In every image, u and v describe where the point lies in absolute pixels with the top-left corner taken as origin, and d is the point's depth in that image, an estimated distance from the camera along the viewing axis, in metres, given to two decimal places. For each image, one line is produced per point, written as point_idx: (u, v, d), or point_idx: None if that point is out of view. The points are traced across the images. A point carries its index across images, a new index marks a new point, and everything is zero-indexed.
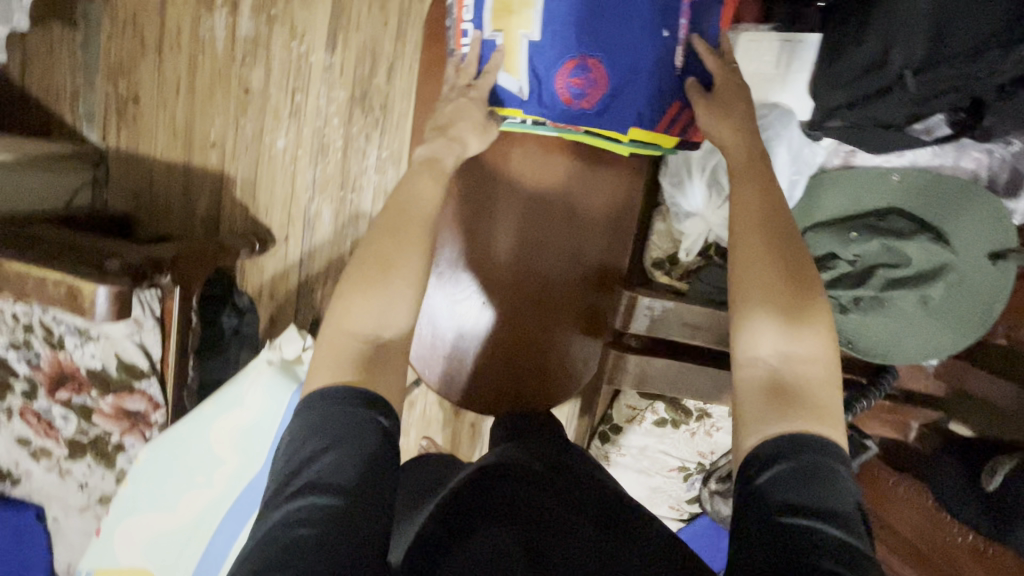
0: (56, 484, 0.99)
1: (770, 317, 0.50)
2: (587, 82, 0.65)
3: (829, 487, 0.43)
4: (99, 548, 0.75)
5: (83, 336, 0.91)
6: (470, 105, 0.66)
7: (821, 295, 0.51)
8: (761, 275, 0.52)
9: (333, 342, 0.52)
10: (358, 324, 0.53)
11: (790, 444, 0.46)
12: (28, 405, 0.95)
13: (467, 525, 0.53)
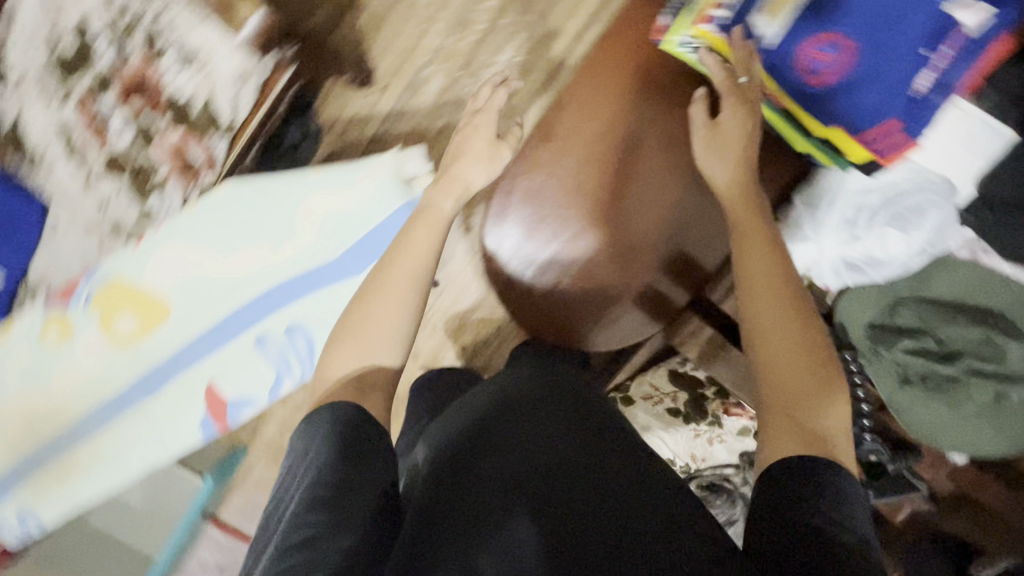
0: (75, 189, 0.92)
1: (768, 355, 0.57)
2: (832, 59, 0.64)
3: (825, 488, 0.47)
4: (128, 260, 0.90)
5: (185, 60, 0.85)
6: (474, 137, 0.81)
7: (800, 333, 0.57)
8: (766, 315, 0.58)
9: (330, 386, 0.61)
10: (357, 355, 0.62)
11: (781, 469, 0.49)
12: (89, 99, 0.89)
13: (450, 474, 0.58)
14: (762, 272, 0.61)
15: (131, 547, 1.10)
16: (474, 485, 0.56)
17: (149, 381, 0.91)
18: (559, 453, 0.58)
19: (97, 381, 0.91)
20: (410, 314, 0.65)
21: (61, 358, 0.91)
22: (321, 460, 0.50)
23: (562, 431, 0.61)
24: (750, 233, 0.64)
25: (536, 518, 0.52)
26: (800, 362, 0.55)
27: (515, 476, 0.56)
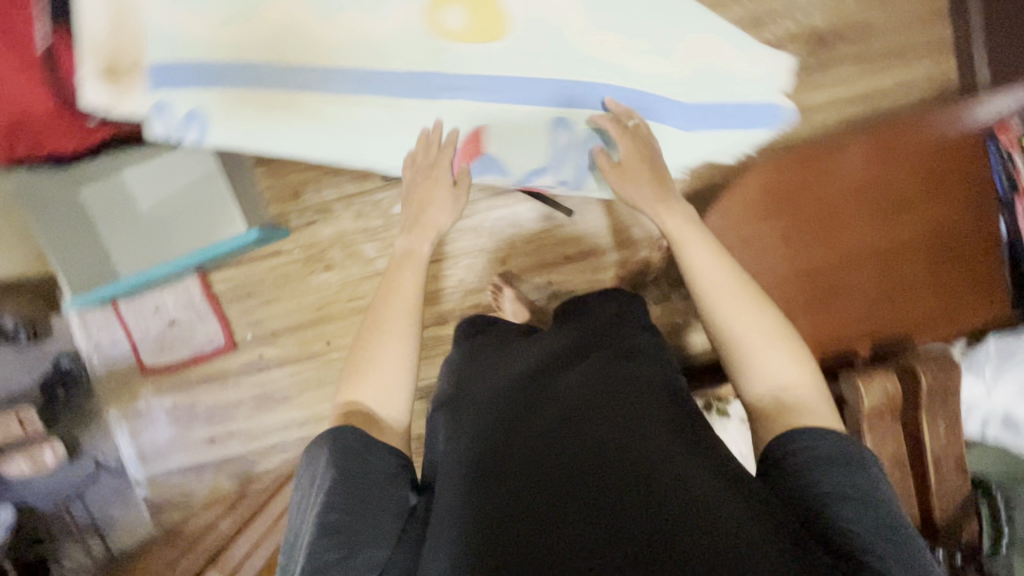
0: None
1: (752, 359, 0.73)
2: None
3: (847, 468, 0.61)
4: None
5: None
6: (451, 165, 1.00)
7: (750, 316, 0.75)
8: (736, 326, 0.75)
9: (348, 403, 0.80)
10: (368, 395, 0.80)
11: (788, 440, 0.65)
12: None
13: (500, 421, 0.74)
14: (711, 289, 0.78)
15: (211, 206, 1.38)
16: (522, 434, 0.71)
17: (443, 74, 0.98)
18: (565, 392, 0.74)
19: (385, 47, 0.97)
20: (405, 364, 0.83)
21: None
22: (324, 494, 0.68)
23: (595, 386, 0.73)
24: (721, 287, 0.77)
25: (534, 440, 0.69)
26: (750, 345, 0.74)
27: (564, 427, 0.69)
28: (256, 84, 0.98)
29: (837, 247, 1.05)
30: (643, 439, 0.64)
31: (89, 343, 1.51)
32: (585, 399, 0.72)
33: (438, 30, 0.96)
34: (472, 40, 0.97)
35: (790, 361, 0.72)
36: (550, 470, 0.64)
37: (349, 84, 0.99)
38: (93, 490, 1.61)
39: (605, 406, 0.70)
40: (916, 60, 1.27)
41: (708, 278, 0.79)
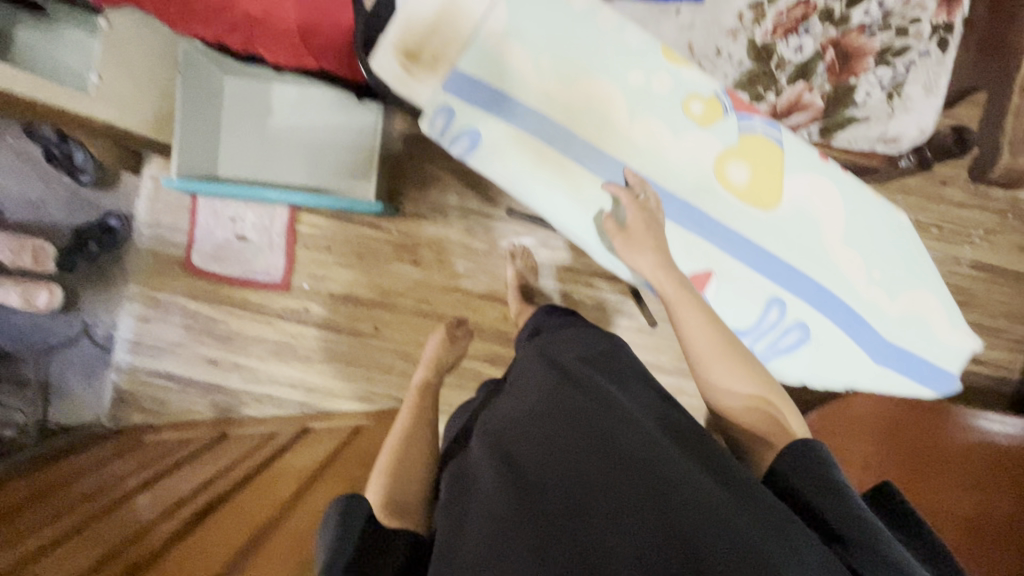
0: (725, 27, 0.91)
1: (744, 410, 0.61)
2: None
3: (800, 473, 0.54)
4: (801, 155, 0.70)
5: (889, 89, 0.90)
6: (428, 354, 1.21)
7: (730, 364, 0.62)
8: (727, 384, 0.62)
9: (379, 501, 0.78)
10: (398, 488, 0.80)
11: (773, 470, 0.57)
12: (814, 13, 0.90)
13: (472, 460, 0.67)
14: (701, 344, 0.63)
15: (345, 153, 1.37)
16: (485, 461, 0.63)
17: (699, 220, 0.71)
18: (504, 430, 0.67)
19: (670, 175, 0.70)
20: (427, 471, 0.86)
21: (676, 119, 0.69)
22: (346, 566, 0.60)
23: (545, 402, 0.66)
24: (703, 355, 0.62)
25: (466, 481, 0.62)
26: (740, 394, 0.61)
27: (517, 451, 0.62)
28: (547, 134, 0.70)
29: (933, 490, 1.01)
30: (563, 478, 0.55)
31: (149, 216, 1.45)
32: (537, 416, 0.65)
33: (716, 178, 0.70)
34: (744, 207, 0.70)
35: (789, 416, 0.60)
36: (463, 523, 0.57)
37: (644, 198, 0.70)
38: (71, 350, 1.52)
39: (555, 417, 0.63)
40: (987, 344, 1.43)
41: (696, 341, 0.64)
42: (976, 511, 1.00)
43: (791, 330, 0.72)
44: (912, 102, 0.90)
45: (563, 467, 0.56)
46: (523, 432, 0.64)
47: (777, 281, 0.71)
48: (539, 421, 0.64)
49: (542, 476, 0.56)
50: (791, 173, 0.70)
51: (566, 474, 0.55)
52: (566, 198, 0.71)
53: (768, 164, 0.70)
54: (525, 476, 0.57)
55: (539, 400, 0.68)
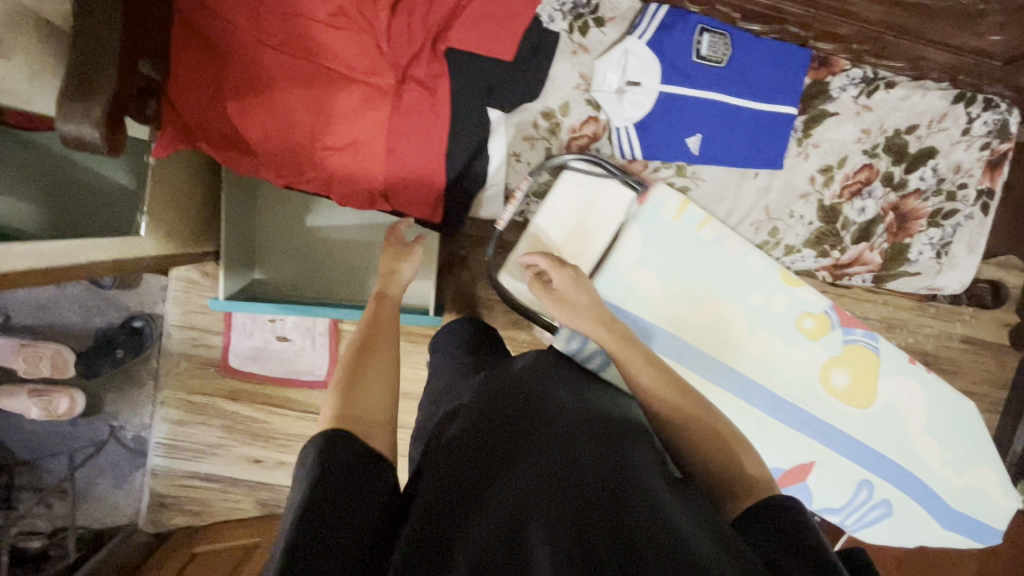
0: (798, 189, 0.97)
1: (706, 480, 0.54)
2: None
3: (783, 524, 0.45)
4: (896, 360, 0.78)
5: (938, 248, 0.99)
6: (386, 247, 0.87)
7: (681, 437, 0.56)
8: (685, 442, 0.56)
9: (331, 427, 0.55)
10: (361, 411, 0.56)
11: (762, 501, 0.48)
12: (877, 177, 0.97)
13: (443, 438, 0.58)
14: (657, 387, 0.59)
15: None
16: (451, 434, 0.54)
17: (807, 420, 0.78)
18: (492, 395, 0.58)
19: (779, 382, 0.77)
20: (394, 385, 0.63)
21: (787, 333, 0.76)
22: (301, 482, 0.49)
23: (537, 385, 0.58)
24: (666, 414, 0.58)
25: (454, 444, 0.52)
26: (705, 438, 0.56)
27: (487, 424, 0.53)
28: (673, 350, 0.74)
29: None
30: (534, 476, 0.48)
31: (180, 320, 1.38)
32: (521, 394, 0.57)
33: (821, 383, 0.77)
34: (844, 408, 0.78)
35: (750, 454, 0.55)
36: (437, 497, 0.47)
37: (756, 400, 0.77)
38: (97, 458, 1.45)
39: (540, 402, 0.55)
40: None
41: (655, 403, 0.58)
42: None
43: (878, 506, 0.82)
44: (957, 259, 1.00)
45: (534, 466, 0.49)
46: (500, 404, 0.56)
47: (868, 466, 0.81)
48: (524, 398, 0.56)
49: (513, 459, 0.49)
50: (886, 377, 0.78)
51: (537, 469, 0.48)
52: None
53: (865, 372, 0.78)
54: (491, 461, 0.50)
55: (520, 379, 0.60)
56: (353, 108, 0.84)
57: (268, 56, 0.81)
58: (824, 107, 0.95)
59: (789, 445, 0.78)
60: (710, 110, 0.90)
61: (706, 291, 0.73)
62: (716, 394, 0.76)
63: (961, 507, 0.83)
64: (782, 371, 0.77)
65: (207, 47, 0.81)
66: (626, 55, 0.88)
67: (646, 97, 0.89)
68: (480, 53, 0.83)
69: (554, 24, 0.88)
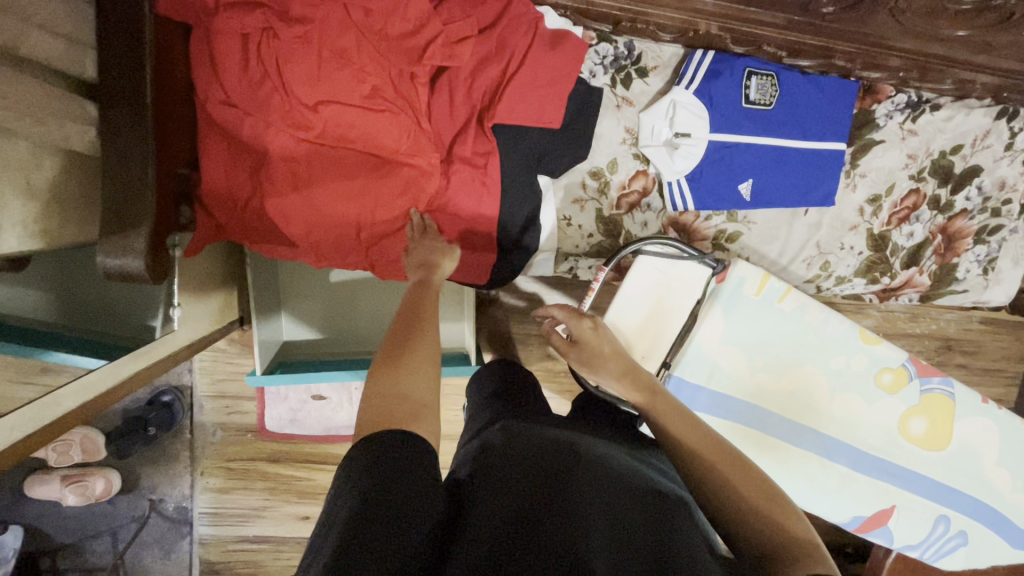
0: (848, 221, 0.95)
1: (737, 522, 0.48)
2: None
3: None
4: (971, 401, 0.79)
5: (984, 265, 1.00)
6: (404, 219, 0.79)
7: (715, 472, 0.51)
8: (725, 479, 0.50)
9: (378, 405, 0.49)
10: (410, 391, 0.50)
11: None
12: (925, 201, 0.97)
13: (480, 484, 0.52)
14: (689, 433, 0.55)
15: None
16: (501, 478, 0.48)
17: (887, 468, 0.79)
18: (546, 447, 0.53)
19: (859, 435, 0.77)
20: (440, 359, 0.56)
21: (865, 389, 0.75)
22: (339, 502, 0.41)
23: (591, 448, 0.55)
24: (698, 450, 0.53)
25: (507, 492, 0.46)
26: (738, 500, 0.49)
27: (544, 474, 0.49)
28: (757, 421, 0.73)
29: None
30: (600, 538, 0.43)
31: (210, 389, 1.34)
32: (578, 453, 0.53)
33: (901, 432, 0.78)
34: (922, 452, 0.79)
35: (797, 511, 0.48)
36: (488, 544, 0.41)
37: (837, 456, 0.77)
38: (142, 532, 1.40)
39: (601, 463, 0.52)
40: (990, 385, 1.68)
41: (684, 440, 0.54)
42: None
43: (954, 538, 0.84)
44: (1003, 274, 1.01)
45: (602, 528, 0.44)
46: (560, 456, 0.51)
47: (944, 502, 0.82)
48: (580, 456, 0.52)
49: (579, 514, 0.44)
50: (960, 418, 0.79)
51: (601, 532, 0.43)
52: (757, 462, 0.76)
53: (939, 416, 0.78)
54: (552, 511, 0.44)
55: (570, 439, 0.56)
56: (392, 193, 0.79)
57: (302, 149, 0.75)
58: (871, 135, 0.93)
59: (871, 494, 0.79)
60: (761, 154, 0.87)
61: (786, 359, 0.72)
62: (801, 457, 0.76)
63: None
64: (861, 426, 0.77)
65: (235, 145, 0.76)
66: (674, 106, 0.85)
67: (697, 148, 0.86)
68: (528, 123, 0.79)
69: (596, 80, 0.85)
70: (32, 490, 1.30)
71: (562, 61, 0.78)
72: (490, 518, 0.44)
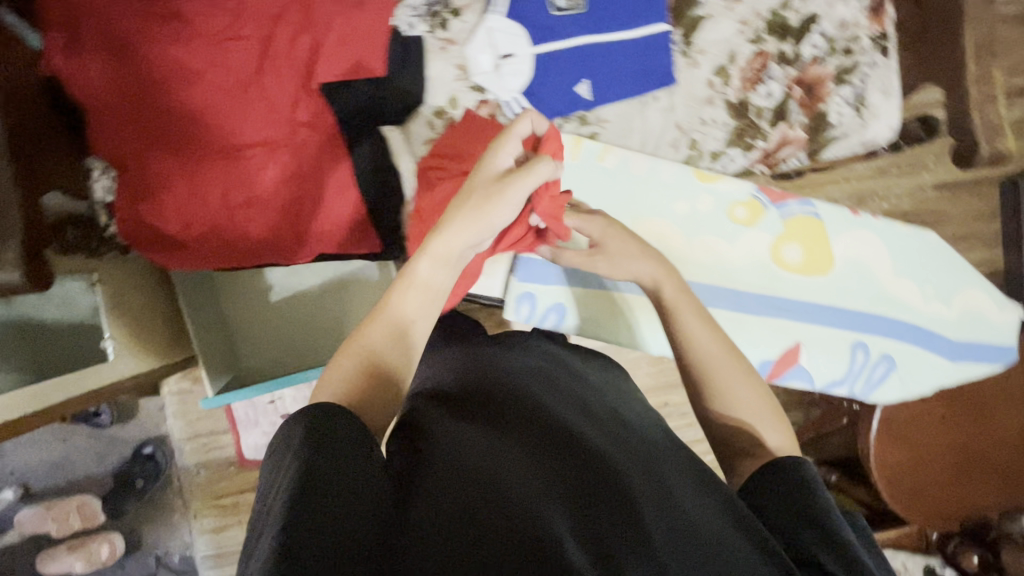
0: (700, 97, 0.98)
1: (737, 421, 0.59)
2: None
3: (800, 493, 0.50)
4: (839, 218, 0.78)
5: (855, 104, 1.00)
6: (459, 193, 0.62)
7: (721, 376, 0.59)
8: (738, 385, 0.59)
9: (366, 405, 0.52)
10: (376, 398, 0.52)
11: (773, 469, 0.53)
12: (772, 59, 0.98)
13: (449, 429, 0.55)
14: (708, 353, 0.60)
15: (362, 302, 1.36)
16: (482, 438, 0.52)
17: (775, 302, 0.77)
18: (525, 406, 0.57)
19: (734, 276, 0.77)
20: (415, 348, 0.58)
21: (722, 227, 0.76)
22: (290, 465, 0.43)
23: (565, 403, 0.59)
24: (714, 355, 0.60)
25: (484, 452, 0.49)
26: (733, 398, 0.59)
27: (527, 433, 0.52)
28: None
29: None
30: (587, 478, 0.47)
31: (186, 431, 1.39)
32: (555, 409, 0.57)
33: (776, 263, 0.77)
34: (806, 279, 0.78)
35: (772, 429, 0.58)
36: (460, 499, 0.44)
37: (716, 300, 0.76)
38: None
39: (577, 420, 0.56)
40: (970, 249, 1.60)
41: (697, 342, 0.60)
42: None
43: (880, 364, 0.80)
44: (878, 108, 1.00)
45: (588, 468, 0.48)
46: (541, 415, 0.55)
47: (851, 327, 0.80)
48: (559, 415, 0.56)
49: (567, 465, 0.48)
50: (836, 237, 0.78)
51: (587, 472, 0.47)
52: None
53: (812, 239, 0.77)
54: (536, 465, 0.48)
55: (544, 396, 0.60)
56: (245, 172, 0.87)
57: (174, 159, 0.84)
58: (695, 13, 0.97)
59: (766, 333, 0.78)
60: (587, 53, 0.92)
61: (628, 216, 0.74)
62: None
63: (962, 336, 0.81)
64: (733, 265, 0.76)
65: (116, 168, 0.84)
66: (491, 33, 0.91)
67: (523, 63, 0.91)
68: (353, 77, 0.85)
69: (414, 29, 0.92)
70: (45, 567, 1.37)
71: (370, 17, 0.85)
72: (477, 477, 0.46)
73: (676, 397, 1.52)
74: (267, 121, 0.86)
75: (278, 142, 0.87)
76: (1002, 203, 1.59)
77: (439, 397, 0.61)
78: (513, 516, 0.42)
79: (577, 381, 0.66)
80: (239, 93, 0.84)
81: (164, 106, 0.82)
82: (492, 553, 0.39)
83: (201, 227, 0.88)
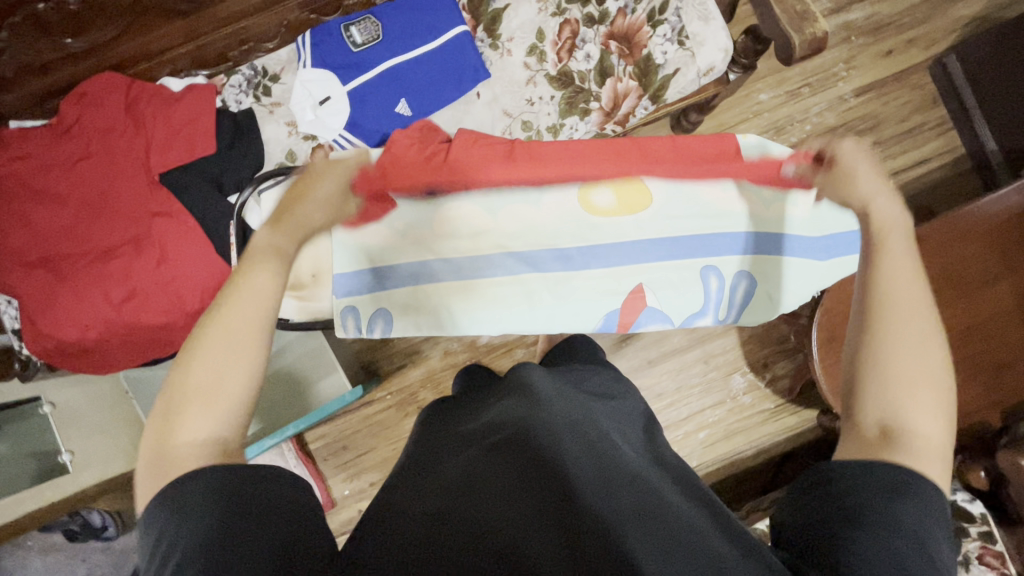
0: (520, 80, 1.00)
1: (906, 392, 0.46)
2: None
3: (874, 497, 0.43)
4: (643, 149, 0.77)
5: (677, 38, 0.98)
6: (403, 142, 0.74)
7: (913, 352, 0.47)
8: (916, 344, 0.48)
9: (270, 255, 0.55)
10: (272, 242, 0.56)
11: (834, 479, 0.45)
12: (580, 23, 1.00)
13: (440, 472, 0.53)
14: (894, 285, 0.51)
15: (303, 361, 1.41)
16: (480, 479, 0.49)
17: (600, 250, 0.75)
18: (525, 432, 0.53)
19: (552, 236, 0.75)
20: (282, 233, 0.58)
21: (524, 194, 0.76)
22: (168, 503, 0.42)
23: (566, 424, 0.54)
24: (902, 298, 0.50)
25: (482, 497, 0.47)
26: (898, 365, 0.47)
27: (528, 464, 0.49)
28: (426, 273, 0.75)
29: (962, 299, 0.98)
30: (588, 510, 0.44)
31: None
32: (556, 431, 0.53)
33: (588, 211, 0.75)
34: (626, 219, 0.75)
35: (924, 415, 0.45)
36: (437, 555, 0.42)
37: (538, 263, 0.75)
38: None
39: (578, 442, 0.52)
40: (919, 143, 1.47)
41: (893, 279, 0.51)
42: (999, 280, 0.98)
43: (737, 283, 0.75)
44: (701, 35, 0.97)
45: (589, 501, 0.45)
46: (542, 442, 0.52)
47: (691, 252, 0.75)
48: (562, 437, 0.52)
49: (564, 499, 0.45)
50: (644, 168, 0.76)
51: (590, 505, 0.44)
52: (463, 308, 0.75)
53: (622, 176, 0.76)
54: (535, 503, 0.45)
55: (546, 418, 0.55)
56: (117, 272, 0.93)
57: (55, 276, 0.93)
58: (493, 9, 1.01)
59: (600, 283, 0.75)
60: (395, 75, 0.97)
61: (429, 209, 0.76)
62: (493, 281, 0.75)
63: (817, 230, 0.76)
64: (549, 225, 0.75)
65: (16, 297, 0.95)
66: (305, 84, 0.98)
67: (339, 102, 0.97)
68: (186, 158, 0.93)
69: (240, 103, 1.01)
70: None
71: (190, 104, 0.95)
72: (477, 522, 0.44)
73: (645, 378, 1.45)
74: (126, 220, 0.93)
75: (137, 237, 0.93)
76: (940, 87, 1.47)
77: (449, 441, 0.59)
78: (530, 501, 0.46)
79: (584, 395, 0.62)
80: (96, 203, 0.94)
81: (36, 233, 0.93)
82: (500, 538, 0.42)
83: (94, 329, 0.95)
